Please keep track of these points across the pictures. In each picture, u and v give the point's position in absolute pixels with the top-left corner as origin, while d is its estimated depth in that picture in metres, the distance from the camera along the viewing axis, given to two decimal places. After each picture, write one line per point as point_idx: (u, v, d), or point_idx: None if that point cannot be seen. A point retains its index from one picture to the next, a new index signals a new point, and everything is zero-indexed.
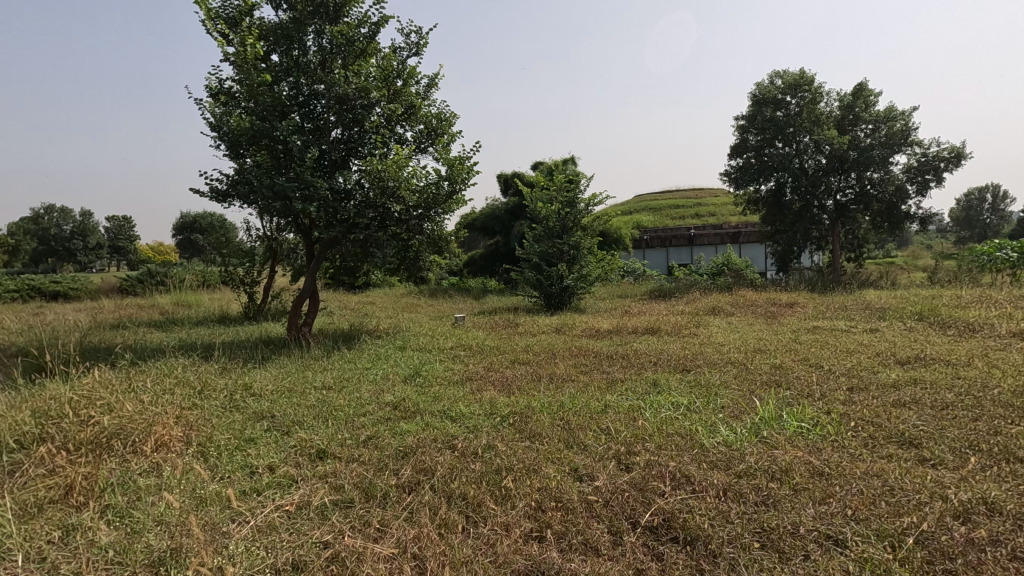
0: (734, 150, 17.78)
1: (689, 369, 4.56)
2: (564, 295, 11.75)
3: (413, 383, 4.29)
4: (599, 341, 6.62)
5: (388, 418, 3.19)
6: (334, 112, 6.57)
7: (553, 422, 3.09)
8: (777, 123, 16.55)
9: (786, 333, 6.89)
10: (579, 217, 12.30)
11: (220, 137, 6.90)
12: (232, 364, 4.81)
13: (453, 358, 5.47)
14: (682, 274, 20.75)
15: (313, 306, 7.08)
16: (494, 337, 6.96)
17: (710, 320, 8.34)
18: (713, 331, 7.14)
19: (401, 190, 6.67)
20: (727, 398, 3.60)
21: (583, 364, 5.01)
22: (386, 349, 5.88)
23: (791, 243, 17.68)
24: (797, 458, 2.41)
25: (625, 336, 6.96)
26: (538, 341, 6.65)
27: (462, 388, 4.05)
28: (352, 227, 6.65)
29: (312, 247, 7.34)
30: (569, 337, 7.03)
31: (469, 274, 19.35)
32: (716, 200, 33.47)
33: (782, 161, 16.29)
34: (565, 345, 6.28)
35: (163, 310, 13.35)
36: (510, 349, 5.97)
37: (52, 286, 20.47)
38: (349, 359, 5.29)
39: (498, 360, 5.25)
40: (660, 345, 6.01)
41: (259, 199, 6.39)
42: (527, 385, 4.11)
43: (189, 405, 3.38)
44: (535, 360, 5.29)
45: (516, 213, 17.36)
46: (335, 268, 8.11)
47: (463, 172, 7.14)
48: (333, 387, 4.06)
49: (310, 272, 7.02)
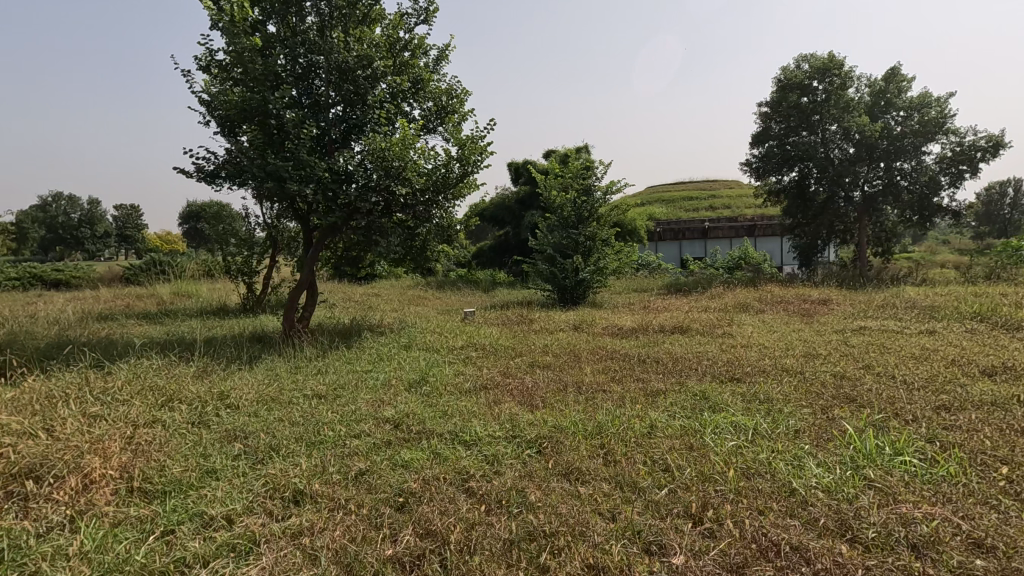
0: (756, 139, 16.97)
1: (739, 378, 3.93)
2: (579, 289, 11.12)
3: (419, 391, 3.69)
4: (624, 341, 6.01)
5: (387, 443, 2.59)
6: (334, 85, 5.94)
7: (592, 451, 2.48)
8: (803, 110, 15.73)
9: (831, 333, 6.24)
10: (596, 206, 11.59)
11: (209, 114, 6.27)
12: (216, 364, 4.25)
13: (464, 360, 4.86)
14: (698, 268, 20.04)
15: (312, 298, 6.48)
16: (508, 335, 6.37)
17: (741, 318, 7.70)
18: (748, 331, 6.50)
19: (406, 172, 6.04)
20: (798, 418, 2.97)
21: (612, 370, 4.40)
22: (390, 348, 5.30)
23: (815, 237, 16.85)
24: (936, 520, 1.79)
25: (652, 335, 6.34)
26: (556, 340, 6.04)
27: (477, 400, 3.43)
28: (354, 213, 6.02)
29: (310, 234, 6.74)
30: (588, 336, 6.42)
31: (478, 266, 18.75)
32: (732, 192, 32.58)
33: (808, 150, 15.49)
34: (588, 346, 5.67)
35: (161, 300, 12.85)
36: (527, 350, 5.37)
37: (53, 275, 20.04)
38: (348, 359, 4.71)
39: (516, 363, 4.65)
40: (695, 347, 5.38)
41: (250, 180, 5.76)
42: (553, 397, 3.49)
43: (148, 422, 2.80)
44: (557, 364, 4.67)
45: (527, 202, 16.69)
46: (336, 258, 7.51)
47: (475, 153, 6.48)
48: (325, 397, 3.47)
49: (308, 262, 6.42)
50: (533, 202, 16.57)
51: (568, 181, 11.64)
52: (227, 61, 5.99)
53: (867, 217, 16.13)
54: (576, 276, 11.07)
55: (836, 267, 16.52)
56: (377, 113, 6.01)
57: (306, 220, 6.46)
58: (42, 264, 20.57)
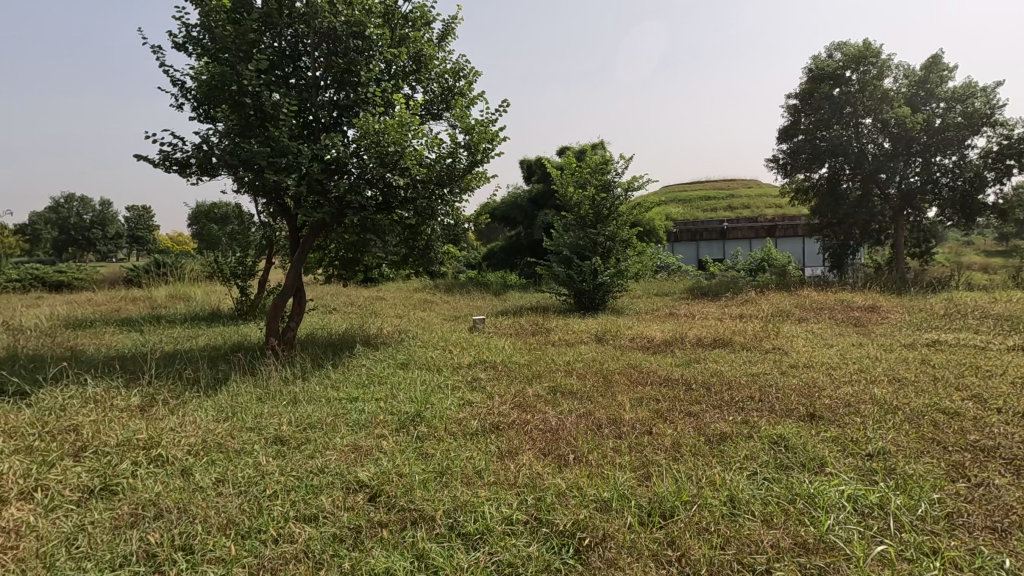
0: (783, 133, 16.00)
1: (821, 415, 3.06)
2: (597, 294, 10.29)
3: (411, 433, 2.87)
4: (658, 357, 5.17)
5: (358, 539, 1.79)
6: (321, 59, 5.13)
7: (659, 561, 1.67)
8: (835, 102, 14.74)
9: (900, 348, 5.35)
10: (616, 203, 10.69)
11: (181, 94, 5.44)
12: (168, 391, 3.47)
13: (470, 384, 4.04)
14: (719, 270, 19.12)
15: (299, 306, 5.68)
16: (524, 349, 5.57)
17: (784, 328, 6.82)
18: (800, 345, 5.61)
19: (405, 159, 5.20)
20: (940, 492, 2.11)
21: (653, 400, 3.57)
22: (385, 367, 4.51)
23: (847, 237, 15.81)
24: None
25: (689, 349, 5.50)
26: (579, 356, 5.21)
27: (485, 453, 2.60)
28: (346, 209, 5.21)
29: (297, 233, 5.93)
30: (613, 350, 5.60)
31: (488, 268, 17.95)
32: (751, 191, 31.47)
33: (840, 144, 14.49)
34: (617, 364, 4.83)
35: (155, 304, 12.20)
36: (545, 369, 4.55)
37: (56, 276, 19.51)
38: (331, 384, 3.92)
39: (535, 390, 3.82)
40: (746, 367, 4.53)
41: (223, 170, 4.98)
42: (586, 447, 2.65)
43: (24, 497, 2.01)
44: (583, 391, 3.82)
45: (541, 202, 15.91)
46: (330, 260, 6.72)
47: (485, 140, 5.63)
48: (288, 447, 2.66)
49: (293, 265, 5.61)
50: (547, 201, 15.76)
51: (585, 176, 10.69)
52: (200, 34, 5.17)
53: (904, 216, 15.04)
54: (595, 280, 10.25)
55: (870, 269, 15.49)
56: (371, 91, 5.18)
57: (293, 218, 5.66)
58: (43, 264, 20.07)
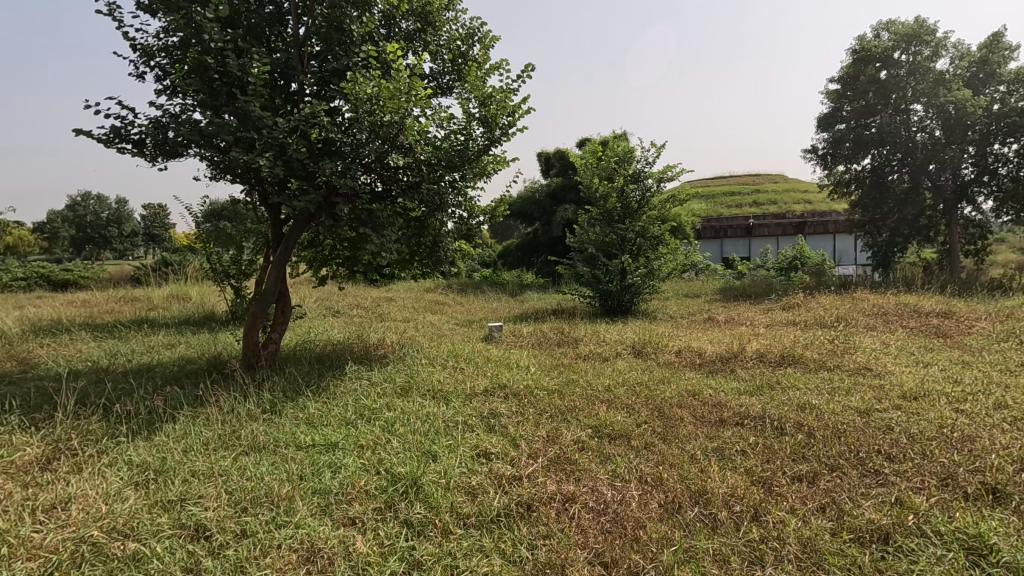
0: (823, 121, 14.82)
1: (1006, 490, 2.09)
2: (626, 295, 9.37)
3: (401, 522, 1.95)
4: (717, 378, 4.21)
5: None
6: (306, 14, 4.18)
7: None
8: (882, 85, 13.54)
9: (1021, 370, 4.29)
10: (646, 196, 9.65)
11: (142, 60, 4.52)
12: (81, 441, 2.59)
13: (487, 423, 3.11)
14: (747, 269, 18.04)
15: (284, 315, 4.78)
16: (552, 366, 4.66)
17: (856, 338, 5.79)
18: (889, 363, 4.59)
19: (405, 134, 4.22)
20: None
21: (739, 454, 2.61)
22: (380, 393, 3.62)
23: (892, 234, 14.62)
24: None
25: (752, 368, 4.52)
26: (619, 377, 4.28)
27: (512, 572, 1.70)
28: (336, 199, 4.28)
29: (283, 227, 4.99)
30: (659, 368, 4.65)
31: (504, 267, 17.01)
32: (778, 187, 30.13)
33: (889, 132, 13.33)
34: (670, 389, 3.87)
35: (150, 305, 11.44)
36: (581, 398, 3.61)
37: (61, 275, 18.98)
38: (306, 424, 3.01)
39: (574, 433, 2.89)
40: (837, 397, 3.54)
41: (185, 150, 4.06)
42: (670, 556, 1.74)
43: None
44: (640, 438, 2.86)
45: (560, 196, 14.95)
46: (323, 259, 5.80)
47: (504, 113, 4.63)
48: (208, 551, 1.75)
49: (276, 264, 4.68)
50: (566, 196, 14.77)
51: (612, 166, 9.67)
52: None
53: (957, 211, 13.82)
54: (622, 280, 9.35)
55: (918, 268, 14.31)
56: (366, 52, 4.21)
57: (276, 210, 4.74)
58: (49, 264, 19.45)
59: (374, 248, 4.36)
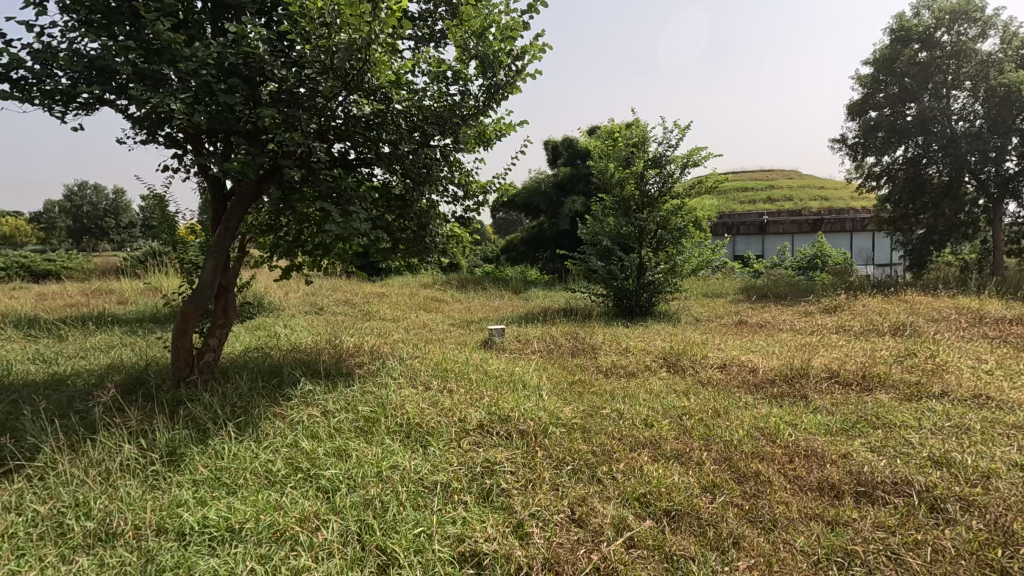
0: (854, 108, 13.70)
1: None
2: (643, 294, 8.36)
3: None
4: (786, 408, 3.18)
5: None
6: None
7: None
8: (922, 68, 12.39)
9: None
10: (667, 184, 8.58)
11: None
12: None
13: (479, 490, 2.13)
14: (765, 267, 16.99)
15: (224, 315, 3.74)
16: (568, 387, 3.63)
17: (939, 348, 4.70)
18: (1009, 388, 3.51)
19: (370, 71, 3.12)
20: None
21: (892, 569, 1.62)
22: (331, 431, 2.59)
23: (929, 231, 13.25)
24: None
25: (828, 393, 3.47)
26: (655, 405, 3.24)
27: None
28: (284, 164, 3.24)
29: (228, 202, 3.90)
30: (703, 392, 3.62)
31: (507, 262, 15.96)
32: (793, 184, 28.93)
33: (930, 119, 12.21)
34: (731, 426, 2.83)
35: (117, 299, 10.41)
36: (613, 442, 2.58)
37: (44, 265, 18.03)
38: (208, 494, 1.99)
39: (612, 510, 1.92)
40: (976, 446, 2.48)
41: (76, 91, 2.99)
42: None
43: None
44: (719, 523, 1.86)
45: (568, 187, 13.89)
46: (288, 246, 4.74)
47: (507, 55, 3.51)
48: None
49: (215, 251, 3.60)
50: (575, 186, 13.72)
51: (630, 150, 8.58)
52: None
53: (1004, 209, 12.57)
54: (640, 278, 8.35)
55: (955, 269, 13.21)
56: None
57: (214, 179, 3.68)
58: (30, 253, 18.42)
59: (333, 227, 3.29)
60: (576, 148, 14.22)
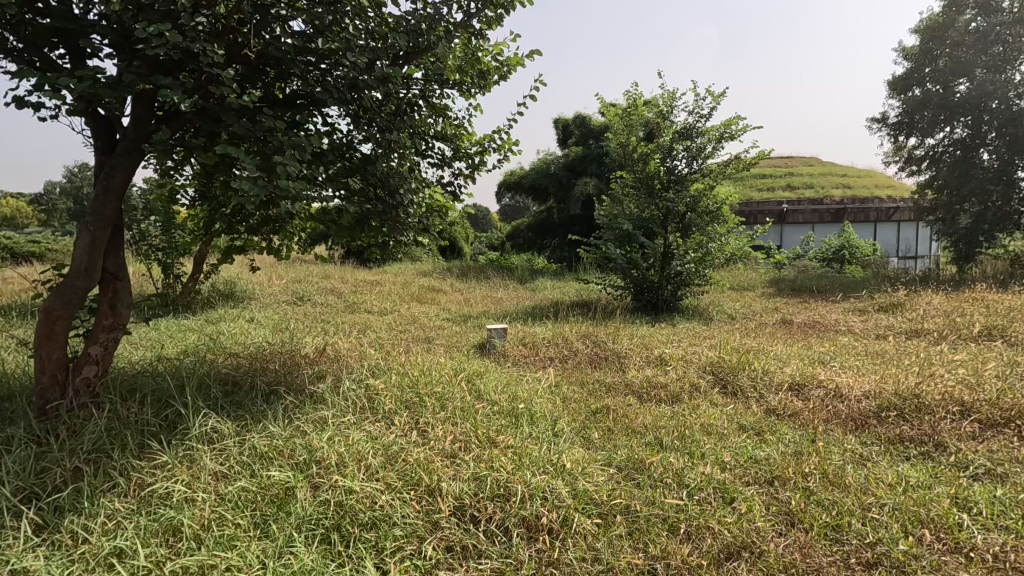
0: (897, 84, 12.08)
1: None
2: (668, 287, 7.27)
3: None
4: (930, 472, 2.11)
5: None
6: None
7: None
8: (982, 36, 10.69)
9: None
10: (697, 161, 7.40)
11: None
12: None
13: None
14: (789, 259, 15.81)
15: (112, 316, 2.65)
16: (596, 428, 2.56)
17: None
18: None
19: None
20: None
21: None
22: (200, 531, 1.54)
23: (976, 219, 11.27)
24: None
25: (976, 442, 2.39)
26: (728, 462, 2.17)
27: None
28: (171, 87, 2.15)
29: (109, 147, 2.61)
30: (790, 438, 2.52)
31: (512, 251, 14.83)
32: (815, 171, 27.54)
33: (989, 92, 10.52)
34: (868, 511, 1.76)
35: None
36: (681, 548, 1.57)
37: (27, 246, 17.04)
38: None
39: None
40: None
41: None
42: None
43: None
44: None
45: (580, 168, 12.72)
46: (226, 220, 3.65)
47: None
48: None
49: (87, 227, 2.46)
50: (588, 168, 12.57)
51: (656, 121, 7.42)
52: None
53: None
54: (663, 268, 7.27)
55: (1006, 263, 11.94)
56: None
57: (97, 120, 2.51)
58: (14, 234, 17.52)
59: (243, 184, 2.21)
60: (589, 127, 13.00)
